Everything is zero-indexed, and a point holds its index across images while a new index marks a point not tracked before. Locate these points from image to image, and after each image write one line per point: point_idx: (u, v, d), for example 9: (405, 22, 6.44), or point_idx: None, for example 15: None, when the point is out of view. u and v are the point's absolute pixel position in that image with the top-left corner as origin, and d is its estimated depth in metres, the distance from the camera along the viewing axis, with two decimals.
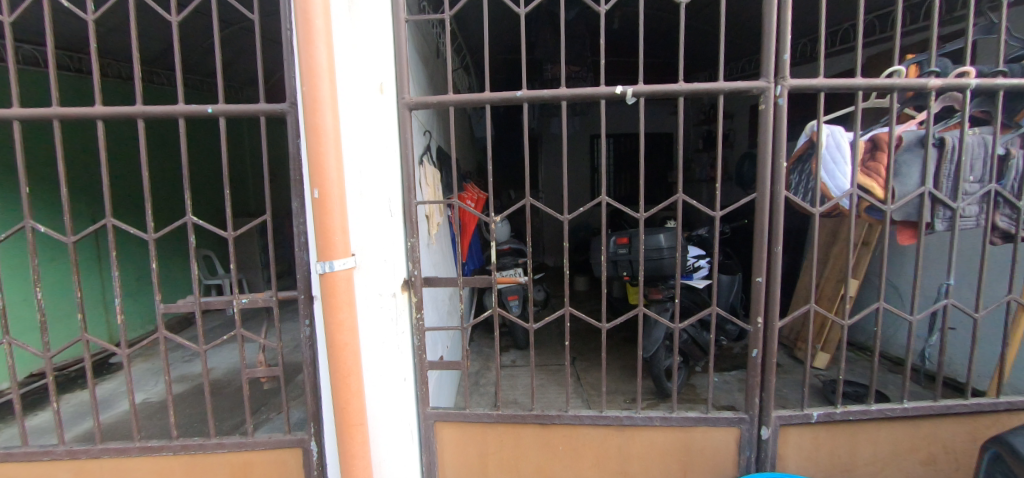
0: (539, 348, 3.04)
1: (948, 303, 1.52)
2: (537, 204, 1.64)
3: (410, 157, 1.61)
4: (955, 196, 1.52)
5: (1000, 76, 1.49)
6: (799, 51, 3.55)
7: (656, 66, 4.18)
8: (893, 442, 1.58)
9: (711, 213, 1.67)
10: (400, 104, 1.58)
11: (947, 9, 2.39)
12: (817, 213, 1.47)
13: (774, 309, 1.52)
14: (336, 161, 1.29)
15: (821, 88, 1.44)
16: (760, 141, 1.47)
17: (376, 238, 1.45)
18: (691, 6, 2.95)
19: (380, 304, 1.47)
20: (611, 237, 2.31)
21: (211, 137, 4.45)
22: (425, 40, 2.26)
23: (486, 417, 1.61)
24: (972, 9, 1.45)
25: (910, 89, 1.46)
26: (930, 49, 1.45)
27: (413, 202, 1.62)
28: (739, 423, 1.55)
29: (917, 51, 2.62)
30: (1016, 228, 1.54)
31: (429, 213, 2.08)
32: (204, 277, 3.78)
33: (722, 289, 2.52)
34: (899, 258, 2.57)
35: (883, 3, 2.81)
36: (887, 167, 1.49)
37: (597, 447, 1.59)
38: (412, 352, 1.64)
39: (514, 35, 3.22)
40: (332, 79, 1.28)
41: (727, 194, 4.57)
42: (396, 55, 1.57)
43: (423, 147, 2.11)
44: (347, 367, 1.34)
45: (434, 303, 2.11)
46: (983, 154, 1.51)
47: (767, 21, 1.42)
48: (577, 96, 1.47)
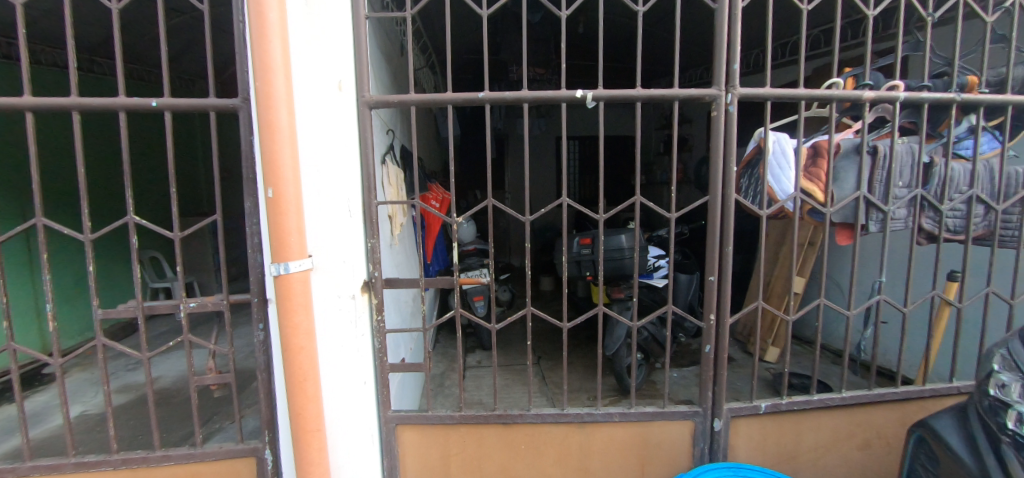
0: (504, 348, 3.04)
1: (881, 299, 1.63)
2: (499, 205, 1.60)
3: (371, 157, 1.59)
4: (886, 200, 1.64)
5: (925, 90, 1.62)
6: (748, 62, 3.73)
7: (617, 71, 4.29)
8: (833, 429, 1.68)
9: (667, 215, 1.72)
10: (360, 102, 1.56)
11: (880, 28, 2.57)
12: (764, 215, 1.55)
13: (726, 307, 1.58)
14: (292, 159, 1.25)
15: (768, 97, 1.51)
16: (712, 146, 1.53)
17: (334, 239, 1.41)
18: (648, 15, 3.04)
19: (339, 306, 1.44)
20: (575, 237, 2.33)
21: (155, 130, 4.20)
22: (387, 37, 2.22)
23: (448, 418, 1.60)
24: (901, 28, 1.57)
25: (847, 100, 1.57)
26: (865, 63, 1.56)
27: (373, 203, 1.60)
28: (693, 417, 1.61)
29: (853, 66, 2.81)
30: (938, 229, 1.67)
31: (391, 213, 2.06)
32: (151, 280, 3.56)
33: (680, 288, 2.61)
34: (839, 258, 2.75)
35: (824, 19, 2.99)
36: (827, 173, 1.58)
37: (558, 443, 1.61)
38: (372, 354, 1.63)
39: (477, 36, 3.22)
40: (288, 74, 1.23)
41: (684, 196, 4.75)
42: (357, 53, 1.54)
43: (385, 147, 2.07)
44: (303, 371, 1.30)
45: (396, 305, 2.07)
46: (911, 161, 1.64)
47: (719, 33, 1.50)
48: (538, 99, 1.48)
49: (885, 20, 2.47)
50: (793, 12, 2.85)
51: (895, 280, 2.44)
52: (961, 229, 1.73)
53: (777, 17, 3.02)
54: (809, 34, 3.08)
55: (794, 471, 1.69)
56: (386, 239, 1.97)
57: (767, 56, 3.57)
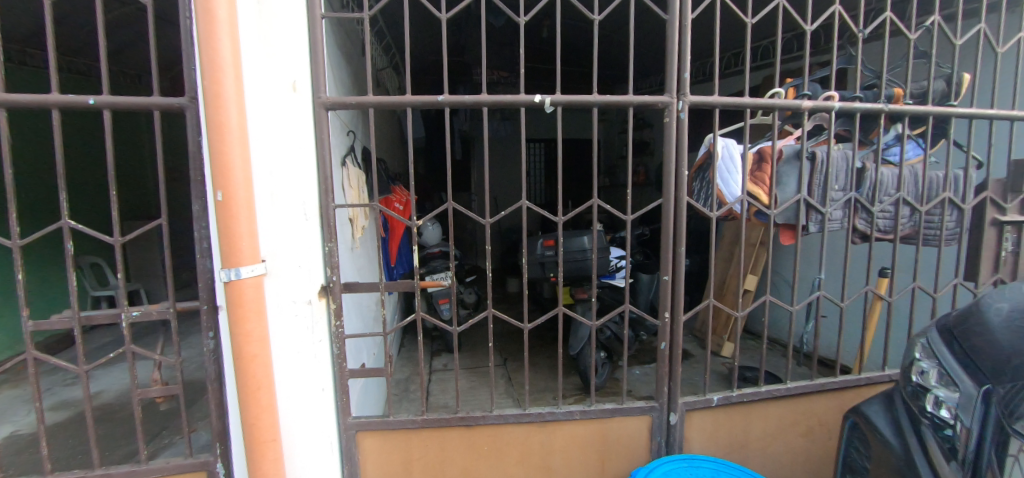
0: (470, 351, 3.04)
1: (821, 295, 1.74)
2: (460, 208, 1.61)
3: (328, 159, 1.56)
4: (824, 203, 1.75)
5: (857, 101, 1.75)
6: (698, 71, 3.92)
7: (578, 76, 4.40)
8: (779, 418, 1.78)
9: (625, 217, 1.78)
10: (316, 103, 1.53)
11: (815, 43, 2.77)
12: (714, 217, 1.63)
13: (679, 305, 1.65)
14: (243, 161, 1.21)
15: (716, 105, 1.59)
16: (665, 151, 1.59)
17: (288, 243, 1.37)
18: (603, 24, 3.14)
19: (294, 311, 1.40)
20: (538, 239, 2.36)
21: (94, 128, 3.94)
22: (347, 37, 2.18)
23: (410, 423, 1.59)
24: (835, 43, 1.69)
25: (788, 109, 1.67)
26: (804, 75, 1.67)
27: (331, 206, 1.57)
28: (650, 412, 1.67)
29: (795, 77, 3.00)
30: (870, 229, 1.81)
31: (352, 216, 2.03)
32: (91, 288, 3.34)
33: (641, 287, 2.69)
34: (785, 256, 2.92)
35: (766, 33, 3.19)
36: (771, 177, 1.68)
37: (520, 443, 1.63)
38: (330, 360, 1.59)
39: (437, 39, 3.23)
40: (238, 74, 1.19)
41: (644, 198, 4.92)
42: (312, 53, 1.51)
43: (345, 148, 2.03)
44: (257, 380, 1.26)
45: (357, 309, 2.03)
46: (845, 167, 1.77)
47: (670, 44, 1.56)
48: (497, 103, 1.50)
49: (821, 36, 2.65)
50: (740, 25, 3.01)
51: (835, 277, 2.61)
52: (890, 229, 1.87)
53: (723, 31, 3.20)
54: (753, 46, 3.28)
55: (745, 459, 1.78)
56: (346, 243, 1.94)
57: (715, 66, 3.77)
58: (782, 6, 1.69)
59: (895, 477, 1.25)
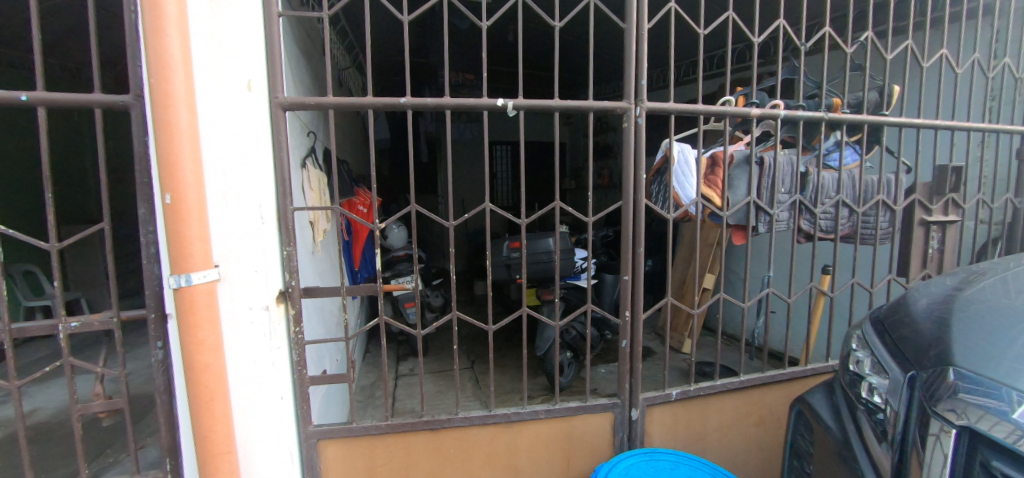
0: (438, 354, 3.02)
1: (770, 292, 1.84)
2: (423, 211, 1.60)
3: (287, 161, 1.51)
4: (772, 204, 1.86)
5: (800, 110, 1.87)
6: (655, 78, 4.08)
7: (543, 80, 4.48)
8: (733, 410, 1.87)
9: (586, 218, 1.83)
10: (273, 103, 1.48)
11: (761, 55, 2.95)
12: (671, 218, 1.69)
13: (639, 303, 1.70)
14: (194, 162, 1.16)
15: (671, 111, 1.66)
16: (623, 154, 1.65)
17: (243, 248, 1.32)
18: (564, 32, 3.22)
19: (250, 318, 1.35)
20: (504, 241, 2.38)
21: (25, 126, 3.65)
22: (306, 36, 2.13)
23: (374, 429, 1.56)
24: (780, 56, 1.80)
25: (738, 116, 1.76)
26: (752, 85, 1.76)
27: (289, 209, 1.52)
28: (612, 408, 1.72)
29: (745, 86, 3.17)
30: (813, 229, 1.93)
31: (312, 219, 1.98)
32: (24, 298, 3.09)
33: (605, 288, 2.76)
34: (738, 255, 3.08)
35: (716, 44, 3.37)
36: (723, 180, 1.77)
37: (486, 445, 1.64)
38: (290, 367, 1.55)
39: (400, 40, 3.22)
40: (188, 72, 1.15)
41: (608, 200, 5.06)
42: (268, 51, 1.47)
43: (305, 149, 1.98)
44: (210, 391, 1.22)
45: (319, 314, 1.98)
46: (791, 171, 1.88)
47: (628, 52, 1.62)
48: (459, 106, 1.51)
49: (766, 48, 2.83)
50: (694, 35, 3.16)
51: (782, 274, 2.77)
52: (831, 229, 2.00)
53: (677, 41, 3.36)
54: (705, 56, 3.46)
55: (702, 450, 1.86)
56: (306, 247, 1.90)
57: (670, 74, 3.94)
58: (731, 18, 1.78)
59: (835, 460, 1.34)
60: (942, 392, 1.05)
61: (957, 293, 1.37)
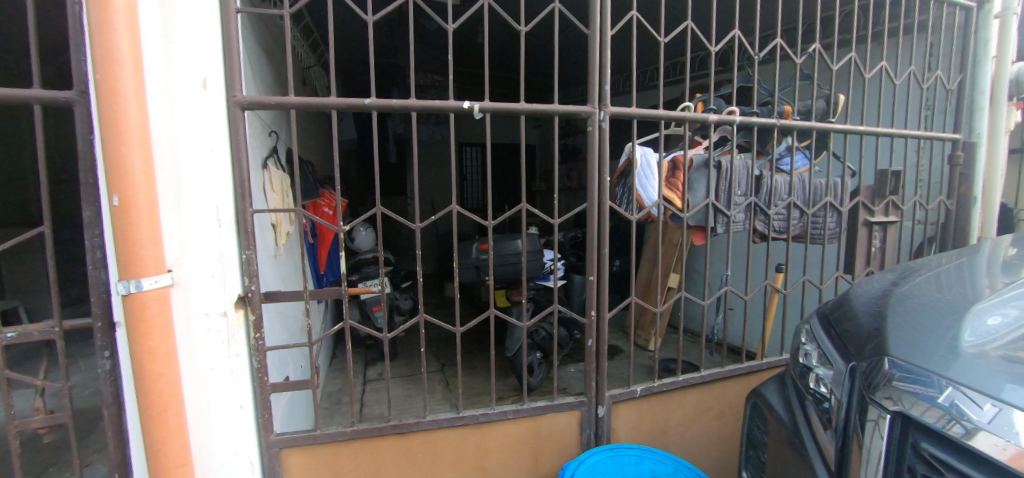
0: (408, 358, 2.99)
1: (727, 290, 1.92)
2: (388, 213, 1.59)
3: (245, 162, 1.47)
4: (729, 206, 1.94)
5: (755, 116, 1.97)
6: (618, 84, 4.20)
7: (512, 83, 4.53)
8: (694, 404, 1.95)
9: (552, 220, 1.87)
10: (230, 102, 1.43)
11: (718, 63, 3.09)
12: (634, 219, 1.74)
13: (604, 303, 1.75)
14: (144, 163, 1.12)
15: (633, 116, 1.71)
16: (588, 157, 1.68)
17: (198, 252, 1.27)
18: (529, 37, 3.28)
19: (206, 325, 1.30)
20: (473, 243, 2.39)
21: None
22: (267, 34, 2.08)
23: (339, 435, 1.53)
24: (735, 65, 1.89)
25: (697, 121, 1.84)
26: (710, 92, 1.84)
27: (248, 211, 1.48)
28: (579, 406, 1.75)
29: (703, 92, 3.32)
30: (766, 230, 2.03)
31: (275, 222, 1.93)
32: None
33: (573, 288, 2.81)
34: (699, 255, 3.20)
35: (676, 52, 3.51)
36: (682, 183, 1.84)
37: (455, 446, 1.64)
38: (249, 375, 1.50)
39: (364, 39, 3.19)
40: (138, 67, 1.10)
41: (577, 202, 5.15)
42: (225, 49, 1.42)
43: (266, 149, 1.93)
44: (163, 401, 1.16)
45: (281, 319, 1.93)
46: (746, 174, 1.98)
47: (591, 57, 1.66)
48: (424, 108, 1.50)
49: (720, 57, 2.97)
50: (654, 43, 3.28)
51: (740, 273, 2.91)
52: (784, 230, 2.12)
53: (638, 49, 3.48)
54: (666, 64, 3.59)
55: (666, 444, 1.92)
56: (267, 250, 1.85)
57: (632, 80, 4.07)
58: (690, 28, 1.85)
59: (786, 448, 1.42)
60: (880, 380, 1.10)
61: (893, 288, 1.48)
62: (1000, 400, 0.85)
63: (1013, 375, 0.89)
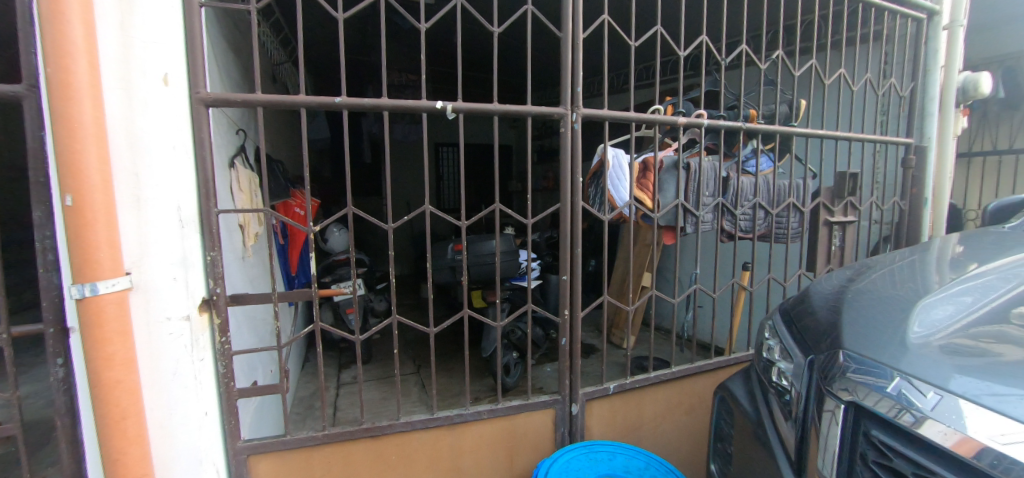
0: (384, 360, 2.96)
1: (696, 288, 1.98)
2: (360, 213, 1.57)
3: (210, 161, 1.42)
4: (697, 207, 2.00)
5: (722, 119, 2.03)
6: (591, 86, 4.28)
7: (488, 84, 4.55)
8: (665, 400, 2.00)
9: (525, 220, 1.89)
10: (194, 98, 1.38)
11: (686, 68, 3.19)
12: (606, 219, 1.78)
13: (577, 302, 1.78)
14: (100, 162, 1.08)
15: (605, 118, 1.75)
16: (561, 157, 1.71)
17: (160, 254, 1.22)
18: (503, 39, 3.31)
19: (168, 330, 1.25)
20: (449, 244, 2.38)
21: None
22: (234, 29, 2.02)
23: (310, 440, 1.51)
24: (702, 70, 1.95)
25: (667, 124, 1.88)
26: (678, 95, 1.89)
27: (213, 212, 1.43)
28: (554, 404, 1.77)
29: (672, 96, 3.42)
30: (733, 229, 2.10)
31: (243, 222, 1.88)
32: None
33: (549, 288, 2.84)
34: (670, 255, 3.28)
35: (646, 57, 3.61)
36: (653, 184, 1.89)
37: (429, 448, 1.64)
38: (215, 381, 1.45)
39: (335, 37, 3.15)
40: (93, 62, 1.06)
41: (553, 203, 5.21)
42: (189, 43, 1.37)
43: (234, 148, 1.88)
44: (121, 409, 1.14)
45: (249, 323, 1.88)
46: (713, 176, 2.04)
47: (564, 59, 1.68)
48: (397, 108, 1.49)
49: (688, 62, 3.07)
50: (625, 48, 3.36)
51: (709, 271, 3.00)
52: (750, 229, 2.19)
53: (610, 54, 3.56)
54: (637, 68, 3.69)
55: (639, 440, 1.96)
56: (234, 252, 1.80)
57: (604, 83, 4.16)
58: (660, 33, 1.90)
59: (751, 440, 1.47)
60: (834, 372, 1.14)
61: (848, 285, 1.56)
62: (944, 389, 0.89)
63: (957, 365, 0.94)
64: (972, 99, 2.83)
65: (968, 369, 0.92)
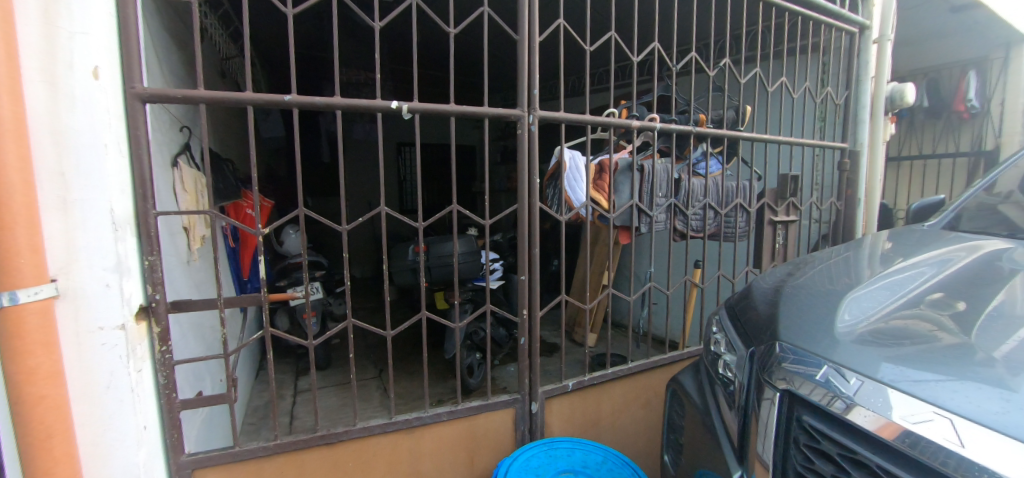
0: (344, 365, 2.89)
1: (650, 286, 2.05)
2: (312, 214, 1.51)
3: (148, 160, 1.33)
4: (651, 207, 2.08)
5: (674, 123, 2.11)
6: (550, 89, 4.36)
7: (449, 84, 4.54)
8: (622, 395, 2.06)
9: (483, 221, 1.90)
10: (128, 93, 1.29)
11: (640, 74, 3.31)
12: (563, 219, 1.81)
13: (535, 302, 1.80)
14: (19, 160, 0.98)
15: (561, 120, 1.78)
16: (518, 158, 1.73)
17: (90, 260, 1.14)
18: (460, 41, 3.32)
19: (101, 341, 1.17)
20: (409, 245, 2.36)
21: None
22: (174, 20, 1.92)
23: (260, 450, 1.45)
24: (654, 75, 2.03)
25: (621, 127, 1.94)
26: (632, 99, 1.96)
27: (150, 214, 1.34)
28: (513, 404, 1.79)
29: (627, 100, 3.53)
30: (685, 229, 2.20)
31: (188, 225, 1.79)
32: None
33: (512, 288, 2.86)
34: (628, 254, 3.38)
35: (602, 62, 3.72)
36: (608, 185, 1.94)
37: (387, 453, 1.62)
38: (155, 392, 1.37)
39: (286, 32, 3.05)
40: (9, 51, 0.97)
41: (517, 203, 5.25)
42: (123, 34, 1.28)
43: (176, 146, 1.78)
44: (47, 426, 1.06)
45: (194, 331, 1.79)
46: (666, 178, 2.12)
47: (520, 62, 1.70)
48: (350, 107, 1.47)
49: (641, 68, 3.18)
50: (581, 52, 3.45)
51: (664, 270, 3.12)
52: (701, 229, 2.30)
53: (567, 58, 3.65)
54: (593, 72, 3.79)
55: (597, 435, 2.01)
56: (177, 256, 1.71)
57: (561, 86, 4.25)
58: (614, 38, 1.95)
59: (699, 430, 1.55)
60: (772, 362, 1.20)
61: (785, 281, 1.66)
62: (866, 375, 0.96)
63: (877, 352, 1.02)
64: (898, 107, 3.07)
65: (886, 355, 1.00)
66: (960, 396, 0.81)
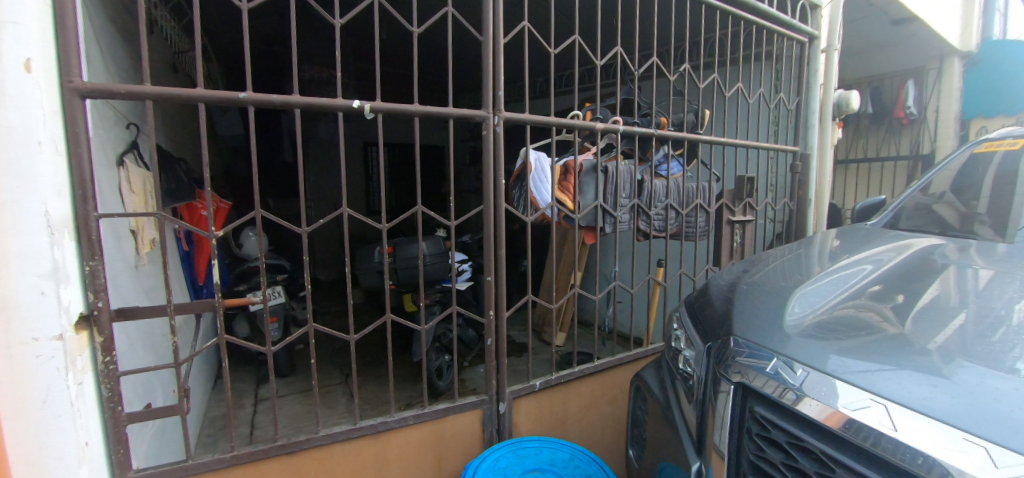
0: (308, 372, 2.81)
1: (615, 284, 2.11)
2: (269, 215, 1.44)
3: (88, 159, 1.25)
4: (615, 207, 2.13)
5: (636, 126, 2.17)
6: (516, 90, 4.40)
7: (415, 83, 4.49)
8: (589, 392, 2.11)
9: (448, 222, 1.89)
10: (66, 88, 1.21)
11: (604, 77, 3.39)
12: (529, 220, 1.83)
13: (501, 302, 1.82)
14: None
15: (526, 122, 1.80)
16: (484, 159, 1.74)
17: (21, 266, 1.06)
18: (424, 41, 3.30)
19: (35, 352, 1.09)
20: (376, 247, 2.32)
21: None
22: (118, 10, 1.81)
23: (216, 462, 1.39)
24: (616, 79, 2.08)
25: (586, 129, 1.98)
26: (595, 102, 2.00)
27: (91, 216, 1.26)
28: (481, 405, 1.80)
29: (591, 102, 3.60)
30: (647, 229, 2.26)
31: (135, 227, 1.69)
32: None
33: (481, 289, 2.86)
34: (594, 253, 3.45)
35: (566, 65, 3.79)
36: (573, 186, 1.97)
37: (352, 460, 1.59)
38: (98, 405, 1.29)
39: (242, 27, 2.95)
40: None
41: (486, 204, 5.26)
42: (60, 24, 1.20)
43: (121, 144, 1.68)
44: None
45: (142, 340, 1.69)
46: (629, 179, 2.18)
47: (485, 63, 1.71)
48: (310, 105, 1.43)
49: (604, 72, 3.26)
50: (545, 55, 3.50)
51: (629, 268, 3.20)
52: (663, 229, 2.37)
53: (531, 61, 3.69)
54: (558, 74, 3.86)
55: (564, 432, 2.04)
56: (123, 261, 1.62)
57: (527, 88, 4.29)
58: (578, 42, 1.99)
59: (660, 423, 1.60)
60: (727, 357, 1.26)
61: (739, 278, 1.74)
62: (812, 367, 1.02)
63: (822, 345, 1.08)
64: (844, 114, 3.29)
65: (829, 348, 1.06)
66: (892, 383, 0.88)
